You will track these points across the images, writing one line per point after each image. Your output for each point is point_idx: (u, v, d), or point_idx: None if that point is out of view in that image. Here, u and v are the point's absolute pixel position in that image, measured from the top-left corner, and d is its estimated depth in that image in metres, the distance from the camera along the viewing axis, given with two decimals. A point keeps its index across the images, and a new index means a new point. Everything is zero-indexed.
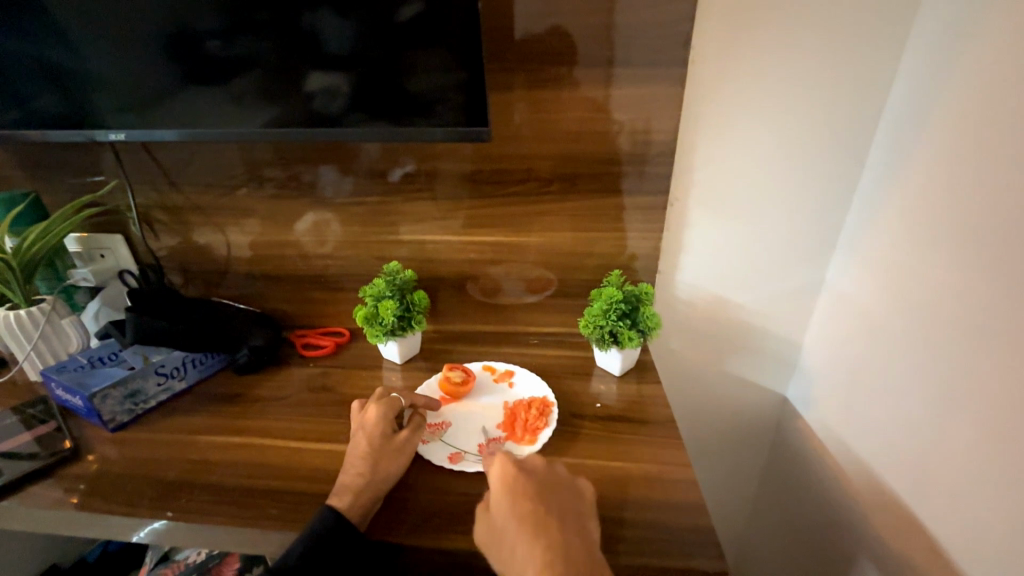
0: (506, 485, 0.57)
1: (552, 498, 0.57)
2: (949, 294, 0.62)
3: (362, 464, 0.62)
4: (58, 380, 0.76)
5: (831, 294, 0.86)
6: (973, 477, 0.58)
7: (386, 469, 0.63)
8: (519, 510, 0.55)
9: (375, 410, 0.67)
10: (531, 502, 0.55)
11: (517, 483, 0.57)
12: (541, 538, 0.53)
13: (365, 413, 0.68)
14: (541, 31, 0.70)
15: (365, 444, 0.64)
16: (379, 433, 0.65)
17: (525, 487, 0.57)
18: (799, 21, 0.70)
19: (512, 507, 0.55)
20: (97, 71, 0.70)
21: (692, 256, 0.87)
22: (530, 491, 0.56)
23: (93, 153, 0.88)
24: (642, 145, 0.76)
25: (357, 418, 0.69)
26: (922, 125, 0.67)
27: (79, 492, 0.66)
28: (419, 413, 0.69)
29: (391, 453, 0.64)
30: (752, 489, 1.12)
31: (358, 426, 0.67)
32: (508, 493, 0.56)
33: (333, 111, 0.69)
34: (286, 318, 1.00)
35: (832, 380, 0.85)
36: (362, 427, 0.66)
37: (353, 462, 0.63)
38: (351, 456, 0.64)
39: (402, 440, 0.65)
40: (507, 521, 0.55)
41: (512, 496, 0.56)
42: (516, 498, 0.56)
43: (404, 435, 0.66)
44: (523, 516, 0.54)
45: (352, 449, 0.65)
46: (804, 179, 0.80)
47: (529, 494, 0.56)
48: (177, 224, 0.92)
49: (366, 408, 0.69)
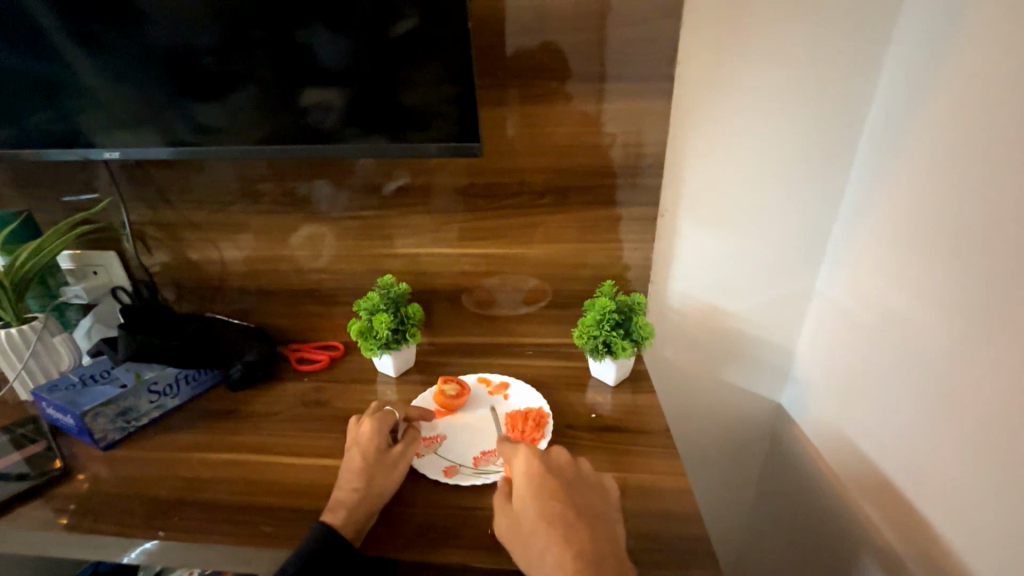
0: (533, 482, 0.57)
1: (581, 498, 0.57)
2: (941, 301, 0.63)
3: (356, 480, 0.62)
4: (48, 399, 0.75)
5: (822, 302, 0.87)
6: (974, 486, 0.58)
7: (379, 484, 0.62)
8: (548, 509, 0.55)
9: (368, 425, 0.67)
10: (560, 501, 0.56)
11: (545, 479, 0.58)
12: (570, 541, 0.53)
13: (359, 426, 0.68)
14: (531, 47, 0.72)
15: (358, 460, 0.64)
16: (372, 448, 0.65)
17: (552, 487, 0.57)
18: (784, 34, 0.72)
19: (541, 503, 0.56)
20: (92, 89, 0.71)
21: (684, 266, 0.88)
22: (558, 491, 0.57)
23: (88, 170, 0.88)
24: (633, 158, 0.77)
25: (350, 432, 0.69)
26: (907, 135, 0.69)
27: (69, 512, 0.65)
28: (413, 426, 0.69)
29: (385, 469, 0.64)
30: (749, 499, 1.12)
31: (352, 440, 0.67)
32: (535, 491, 0.57)
33: (328, 125, 0.70)
34: (280, 332, 1.00)
35: (826, 387, 0.85)
36: (356, 442, 0.66)
37: (346, 479, 0.63)
38: (344, 472, 0.64)
39: (397, 455, 0.65)
40: (534, 519, 0.55)
41: (541, 496, 0.56)
42: (542, 496, 0.56)
43: (399, 449, 0.66)
44: (551, 518, 0.55)
45: (345, 464, 0.65)
46: (791, 188, 0.81)
47: (556, 493, 0.57)
48: (171, 240, 0.92)
49: (360, 421, 0.69)
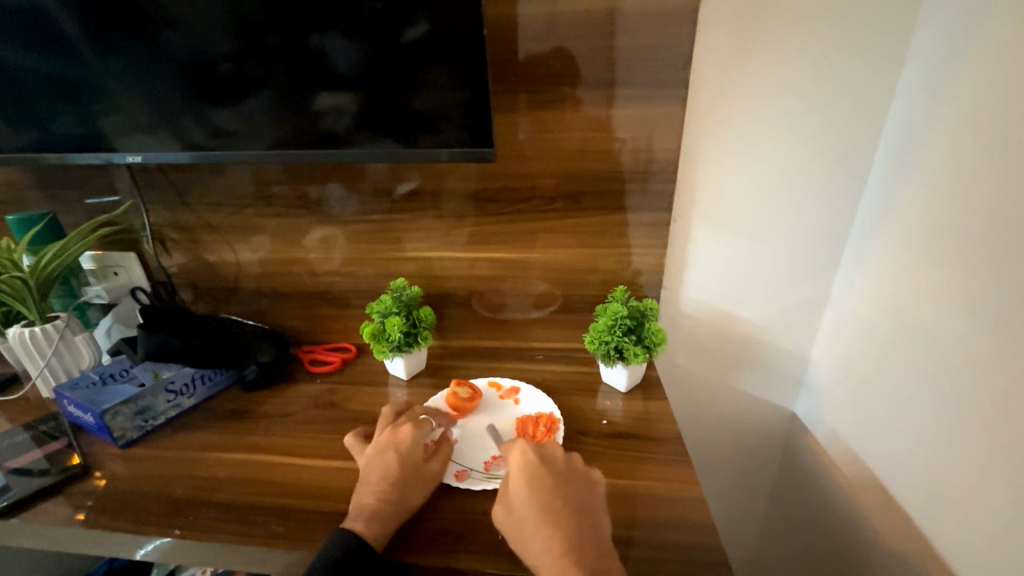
0: (526, 474, 0.59)
1: (574, 492, 0.58)
2: (955, 309, 0.61)
3: (388, 489, 0.61)
4: (69, 397, 0.76)
5: (838, 309, 0.85)
6: (992, 501, 0.56)
7: (409, 499, 0.62)
8: (540, 499, 0.57)
9: (408, 433, 0.67)
10: (551, 492, 0.57)
11: (536, 470, 0.59)
12: (561, 533, 0.54)
13: (397, 430, 0.68)
14: (543, 53, 0.72)
15: (395, 467, 0.63)
16: (409, 458, 0.65)
17: (545, 480, 0.58)
18: (797, 38, 0.71)
19: (533, 492, 0.57)
20: (114, 94, 0.73)
21: (697, 271, 0.87)
22: (550, 483, 0.58)
23: (109, 173, 0.90)
24: (645, 164, 0.77)
25: (386, 433, 0.68)
26: (923, 140, 0.67)
27: (87, 508, 0.67)
28: (450, 444, 0.70)
29: (418, 483, 0.63)
30: (763, 508, 1.10)
31: (388, 442, 0.67)
32: (528, 480, 0.58)
33: (340, 129, 0.71)
34: (293, 334, 1.01)
35: (840, 396, 0.84)
36: (393, 446, 0.66)
37: (378, 484, 0.62)
38: (377, 475, 0.63)
39: (432, 471, 0.65)
40: (527, 508, 0.56)
41: (532, 486, 0.58)
42: (535, 488, 0.58)
43: (434, 466, 0.66)
44: (544, 509, 0.56)
45: (378, 467, 0.64)
46: (805, 193, 0.80)
47: (547, 484, 0.58)
48: (188, 242, 0.94)
49: (398, 425, 0.69)
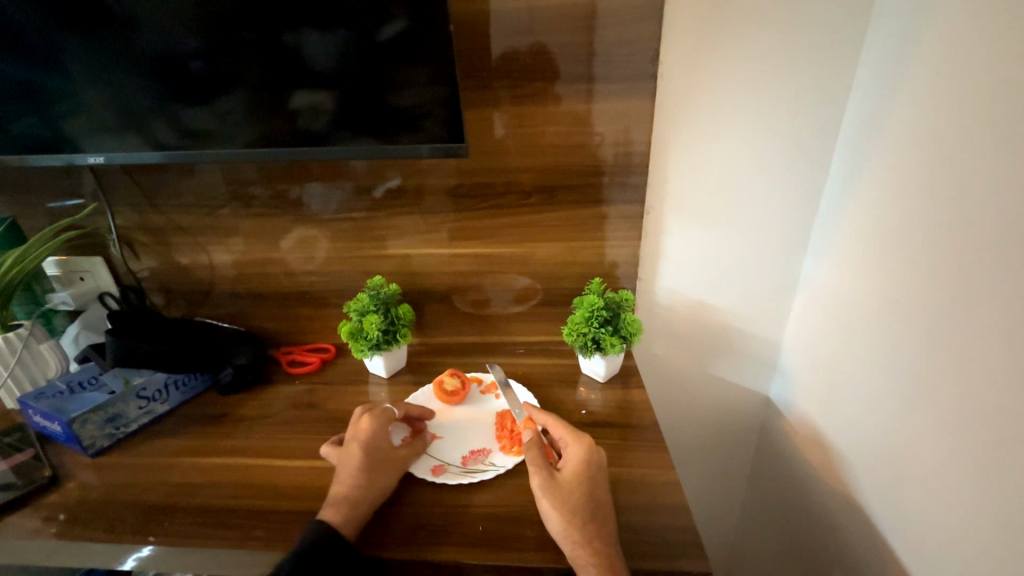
0: (587, 469, 0.62)
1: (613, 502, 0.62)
2: (915, 294, 0.63)
3: (358, 476, 0.63)
4: (35, 407, 0.74)
5: (806, 296, 0.88)
6: (953, 473, 0.58)
7: (382, 483, 0.63)
8: (591, 494, 0.60)
9: (371, 422, 0.68)
10: (601, 493, 0.60)
11: (594, 469, 0.62)
12: (601, 530, 0.57)
13: (358, 423, 0.69)
14: (518, 50, 0.73)
15: (361, 454, 0.65)
16: (376, 446, 0.66)
17: (599, 481, 0.61)
18: (763, 32, 0.73)
19: (584, 486, 0.60)
20: (76, 94, 0.71)
21: (671, 261, 0.89)
22: (602, 485, 0.61)
23: (73, 175, 0.87)
24: (621, 157, 0.79)
25: (348, 429, 0.69)
26: (880, 130, 0.70)
27: (58, 521, 0.65)
28: (421, 437, 0.71)
29: (388, 469, 0.65)
30: (740, 492, 1.13)
31: (350, 436, 0.68)
32: (585, 474, 0.61)
33: (317, 128, 0.70)
34: (271, 336, 0.99)
35: (810, 378, 0.87)
36: (358, 437, 0.67)
37: (348, 473, 0.63)
38: (344, 467, 0.64)
39: (401, 458, 0.67)
40: (576, 496, 0.59)
41: (586, 480, 0.61)
42: (589, 484, 0.61)
43: (403, 452, 0.67)
44: (593, 505, 0.59)
45: (346, 460, 0.65)
46: (773, 184, 0.82)
47: (599, 485, 0.61)
48: (158, 244, 0.92)
49: (358, 419, 0.70)
